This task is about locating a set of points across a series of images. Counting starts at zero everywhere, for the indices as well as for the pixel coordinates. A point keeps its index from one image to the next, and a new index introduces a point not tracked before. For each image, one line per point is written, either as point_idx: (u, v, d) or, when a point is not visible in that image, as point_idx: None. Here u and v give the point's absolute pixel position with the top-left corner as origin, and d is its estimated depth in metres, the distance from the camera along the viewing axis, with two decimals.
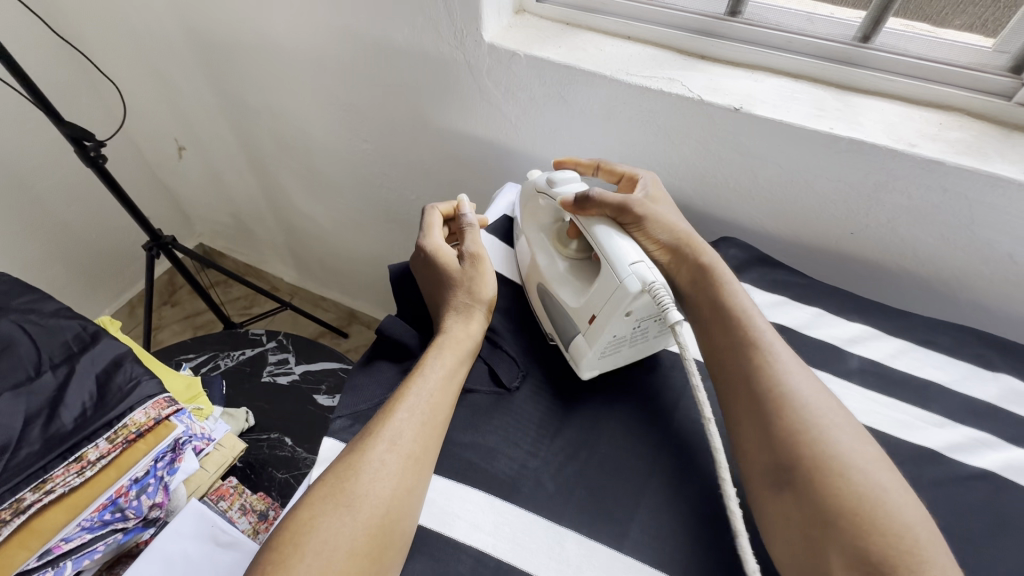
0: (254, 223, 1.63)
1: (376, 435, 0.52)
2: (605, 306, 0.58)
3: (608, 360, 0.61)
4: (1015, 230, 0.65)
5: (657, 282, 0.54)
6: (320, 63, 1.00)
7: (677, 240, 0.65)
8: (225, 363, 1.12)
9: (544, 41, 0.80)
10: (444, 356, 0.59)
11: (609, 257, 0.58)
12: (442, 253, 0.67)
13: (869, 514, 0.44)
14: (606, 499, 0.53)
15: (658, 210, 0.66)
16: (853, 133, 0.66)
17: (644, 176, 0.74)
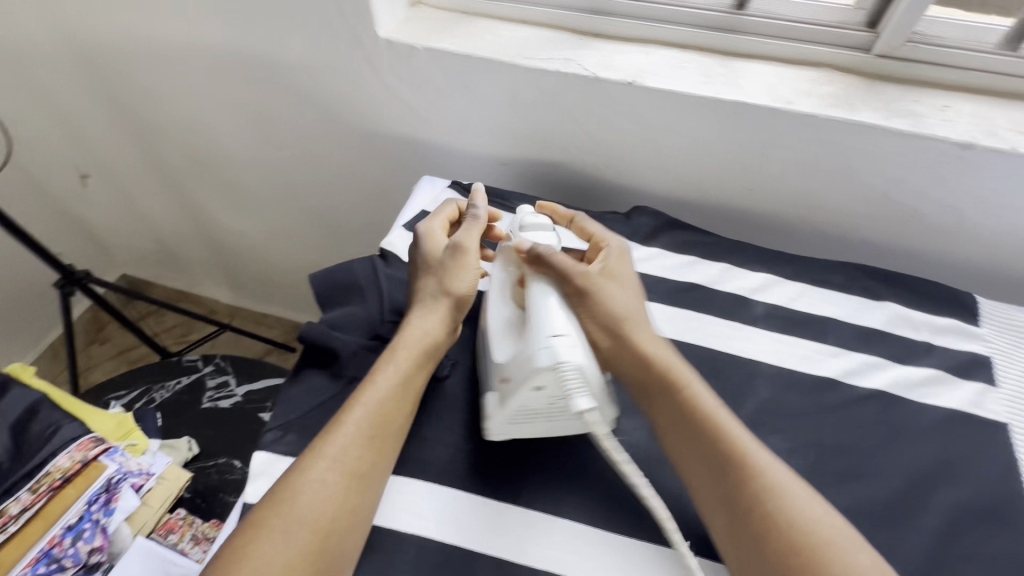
0: (179, 245, 1.50)
1: (318, 451, 0.52)
2: (518, 373, 0.53)
3: (523, 424, 0.55)
4: (886, 171, 0.71)
5: (567, 362, 0.50)
6: (219, 72, 0.96)
7: (617, 325, 0.56)
8: (161, 395, 1.06)
9: (442, 32, 0.80)
10: (394, 365, 0.57)
11: (536, 320, 0.53)
12: (432, 236, 0.64)
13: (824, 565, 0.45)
14: (543, 469, 0.55)
15: (611, 289, 0.58)
16: (738, 96, 0.70)
17: (610, 245, 0.64)
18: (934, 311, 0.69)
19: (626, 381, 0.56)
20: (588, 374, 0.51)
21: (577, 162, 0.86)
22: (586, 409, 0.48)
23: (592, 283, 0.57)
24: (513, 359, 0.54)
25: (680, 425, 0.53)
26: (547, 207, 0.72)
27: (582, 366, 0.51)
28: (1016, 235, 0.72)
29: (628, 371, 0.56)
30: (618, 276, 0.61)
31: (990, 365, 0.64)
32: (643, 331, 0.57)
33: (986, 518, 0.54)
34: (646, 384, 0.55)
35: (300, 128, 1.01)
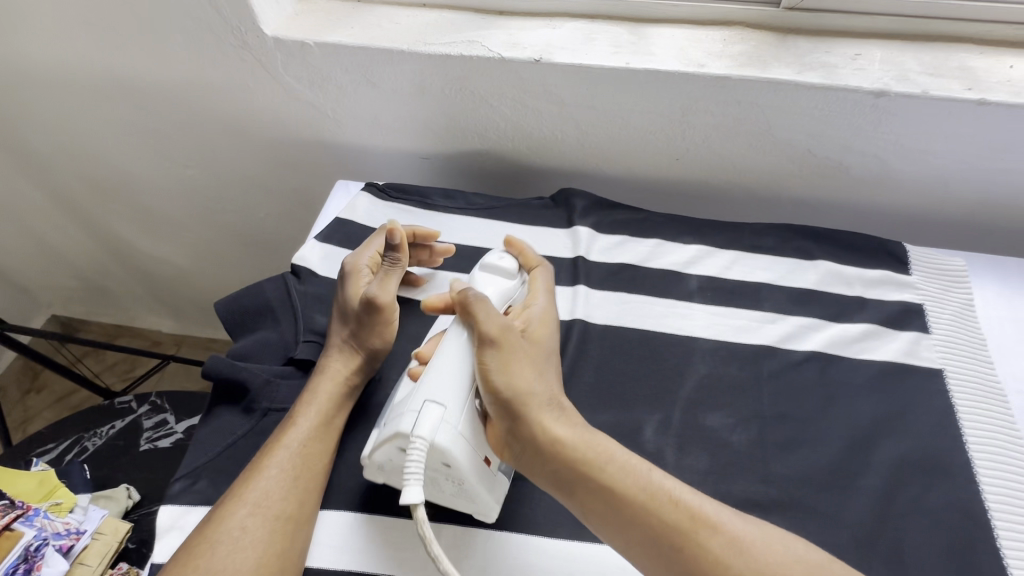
0: (106, 280, 1.37)
1: (239, 497, 0.47)
2: (384, 426, 0.49)
3: (393, 480, 0.50)
4: (806, 127, 0.70)
5: (420, 437, 0.45)
6: (104, 91, 0.88)
7: (517, 401, 0.48)
8: (92, 444, 0.96)
9: (335, 24, 0.75)
10: (320, 398, 0.53)
11: (427, 376, 0.50)
12: (358, 276, 0.60)
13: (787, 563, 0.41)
14: None
15: (523, 353, 0.51)
16: (648, 64, 0.67)
17: (540, 309, 0.58)
18: (865, 264, 0.69)
19: (526, 461, 0.48)
20: (444, 455, 0.46)
21: (498, 149, 0.81)
22: (415, 498, 0.43)
23: (506, 343, 0.51)
24: (392, 409, 0.51)
25: (614, 511, 0.44)
26: (517, 244, 0.63)
27: (438, 447, 0.46)
28: (938, 178, 0.72)
29: (533, 458, 0.48)
30: (539, 341, 0.55)
31: (921, 313, 0.64)
32: (552, 408, 0.48)
33: (927, 469, 0.53)
34: (556, 471, 0.47)
35: (205, 142, 0.94)
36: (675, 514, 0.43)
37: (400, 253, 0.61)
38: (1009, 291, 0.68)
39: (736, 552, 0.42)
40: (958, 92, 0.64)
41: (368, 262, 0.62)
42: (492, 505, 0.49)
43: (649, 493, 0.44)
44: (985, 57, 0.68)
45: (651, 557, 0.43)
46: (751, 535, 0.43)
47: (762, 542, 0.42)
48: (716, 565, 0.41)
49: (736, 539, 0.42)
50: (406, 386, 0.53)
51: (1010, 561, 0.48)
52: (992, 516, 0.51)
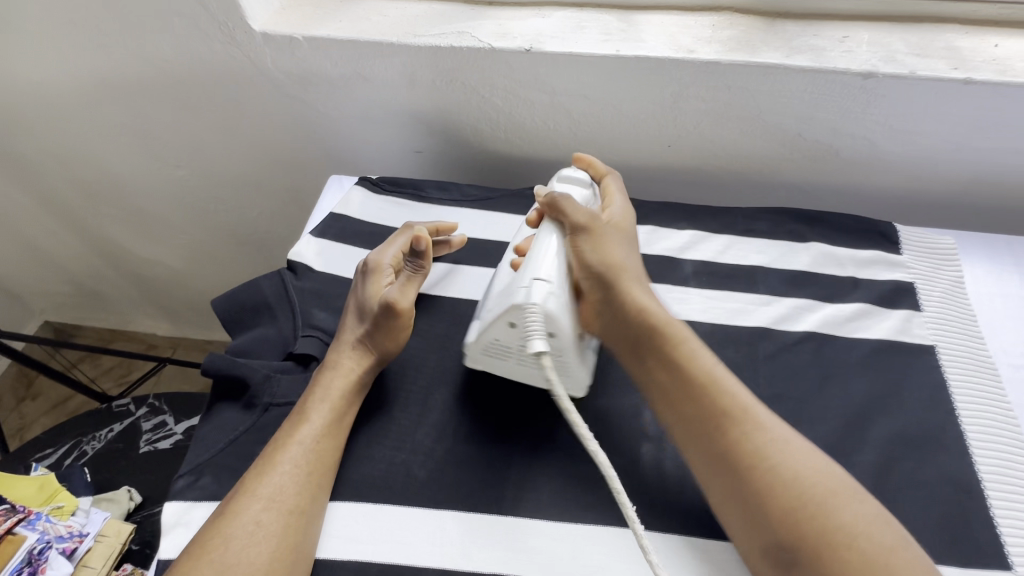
0: (98, 284, 1.36)
1: (251, 493, 0.47)
2: (494, 305, 0.55)
3: (491, 362, 0.56)
4: (796, 111, 0.70)
5: (535, 304, 0.51)
6: (91, 92, 0.87)
7: (608, 273, 0.54)
8: (92, 448, 0.96)
9: (324, 18, 0.75)
10: (331, 394, 0.53)
11: (530, 258, 0.55)
12: (378, 274, 0.60)
13: (823, 495, 0.43)
14: (479, 470, 0.52)
15: (611, 238, 0.57)
16: (639, 51, 0.68)
17: (615, 206, 0.63)
18: (856, 245, 0.70)
19: (609, 332, 0.54)
20: (554, 324, 0.51)
21: (491, 141, 0.81)
22: (538, 349, 0.50)
23: (596, 228, 0.57)
24: (497, 292, 0.56)
25: (681, 388, 0.50)
26: (585, 159, 0.67)
27: (552, 314, 0.51)
28: (928, 158, 0.73)
29: (617, 324, 0.54)
30: (625, 232, 0.60)
31: (912, 291, 0.65)
32: (639, 283, 0.55)
33: (922, 444, 0.54)
34: (638, 337, 0.53)
35: (195, 141, 0.93)
36: (728, 398, 0.48)
37: (424, 261, 0.61)
38: (998, 268, 0.70)
39: (775, 449, 0.46)
40: (946, 71, 0.65)
41: (390, 261, 0.61)
42: (585, 378, 0.55)
43: (709, 377, 0.50)
44: (971, 37, 0.69)
45: (705, 446, 0.48)
46: (783, 440, 0.46)
47: (791, 443, 0.46)
48: (754, 454, 0.46)
49: (777, 441, 0.46)
50: (507, 275, 0.58)
51: (1002, 529, 0.49)
52: (984, 486, 0.52)
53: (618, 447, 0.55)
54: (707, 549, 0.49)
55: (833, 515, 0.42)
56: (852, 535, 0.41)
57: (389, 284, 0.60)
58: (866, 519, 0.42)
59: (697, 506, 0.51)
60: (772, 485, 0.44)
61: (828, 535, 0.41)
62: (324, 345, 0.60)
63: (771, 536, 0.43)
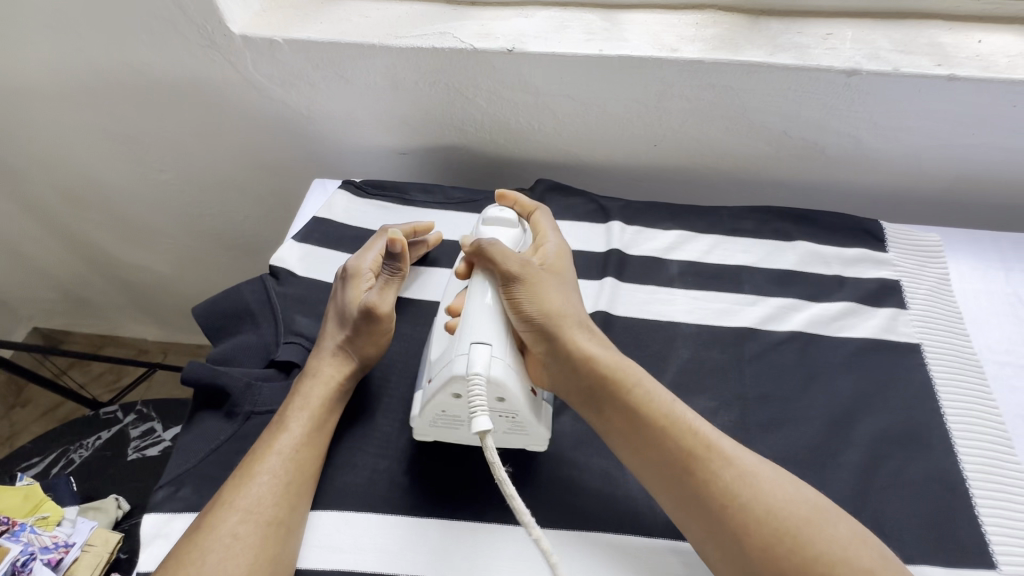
0: (85, 289, 1.34)
1: (229, 505, 0.47)
2: (435, 375, 0.50)
3: (443, 432, 0.52)
4: (781, 109, 0.70)
5: (477, 373, 0.46)
6: (71, 95, 0.86)
7: (551, 322, 0.51)
8: (79, 455, 0.95)
9: (304, 20, 0.74)
10: (310, 403, 0.53)
11: (465, 323, 0.51)
12: (358, 279, 0.60)
13: (799, 524, 0.43)
14: (463, 475, 0.52)
15: (547, 282, 0.54)
16: (622, 51, 0.67)
17: (549, 244, 0.60)
18: (842, 243, 0.69)
19: (565, 386, 0.52)
20: (501, 389, 0.48)
21: (476, 142, 0.81)
22: (483, 427, 0.44)
23: (528, 273, 0.54)
24: (437, 359, 0.52)
25: (637, 431, 0.49)
26: (510, 196, 0.65)
27: (496, 380, 0.47)
28: (913, 155, 0.73)
29: (566, 374, 0.51)
30: (558, 272, 0.58)
31: (898, 289, 0.65)
32: (582, 327, 0.53)
33: (907, 443, 0.54)
34: (591, 387, 0.50)
35: (178, 145, 0.92)
36: (691, 439, 0.48)
37: (402, 265, 0.59)
38: (984, 264, 0.70)
39: (740, 486, 0.45)
40: (930, 68, 0.64)
41: (369, 266, 0.61)
42: (544, 434, 0.52)
43: (668, 418, 0.49)
44: (955, 33, 0.69)
45: (673, 485, 0.47)
46: (751, 471, 0.46)
47: (761, 474, 0.46)
48: (723, 493, 0.45)
49: (744, 474, 0.46)
50: (444, 340, 0.54)
51: (988, 527, 0.49)
52: (970, 485, 0.52)
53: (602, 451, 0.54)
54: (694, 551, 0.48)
55: (811, 545, 0.42)
56: (830, 563, 0.42)
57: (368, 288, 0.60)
58: (841, 541, 0.43)
59: None
60: (744, 523, 0.44)
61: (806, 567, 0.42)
62: (305, 351, 0.59)
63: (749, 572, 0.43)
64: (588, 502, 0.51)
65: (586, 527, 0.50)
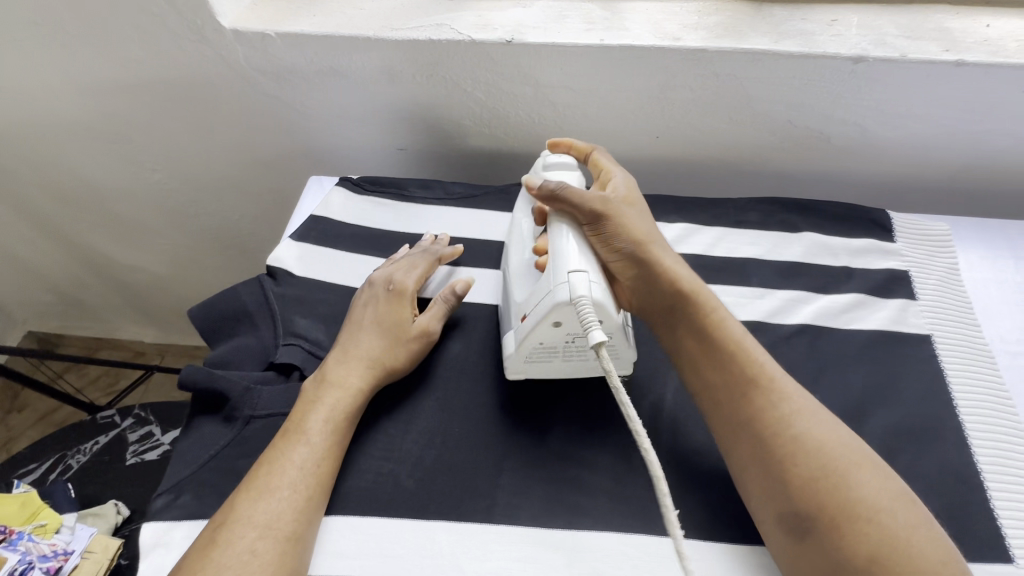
0: (79, 291, 1.32)
1: (243, 520, 0.44)
2: (534, 309, 0.51)
3: (535, 365, 0.54)
4: (785, 98, 0.69)
5: (584, 297, 0.47)
6: (58, 94, 0.84)
7: (640, 249, 0.53)
8: (76, 461, 0.94)
9: (296, 13, 0.72)
10: (330, 413, 0.51)
11: (555, 253, 0.52)
12: (399, 297, 0.59)
13: (847, 467, 0.43)
14: (470, 473, 0.51)
15: (629, 214, 0.55)
16: (623, 40, 0.66)
17: (617, 175, 0.60)
18: (849, 233, 0.68)
19: (645, 305, 0.54)
20: (603, 312, 0.49)
21: (476, 137, 0.79)
22: (599, 340, 0.46)
23: (611, 210, 0.54)
24: (530, 296, 0.53)
25: (707, 353, 0.50)
26: (563, 142, 0.65)
27: (598, 301, 0.48)
28: (919, 144, 0.72)
29: (647, 293, 0.53)
30: (635, 204, 0.57)
31: (907, 279, 0.64)
32: (665, 250, 0.54)
33: (921, 437, 0.53)
34: (671, 304, 0.52)
35: (171, 144, 0.90)
36: (757, 368, 0.48)
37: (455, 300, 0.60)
38: (993, 253, 0.69)
39: (796, 419, 0.45)
40: (937, 54, 0.63)
41: (410, 282, 0.60)
42: (631, 356, 0.54)
43: (738, 344, 0.49)
44: (962, 18, 0.68)
45: (729, 413, 0.48)
46: (808, 410, 0.46)
47: (815, 414, 0.46)
48: (778, 420, 0.45)
49: (800, 411, 0.46)
50: (533, 278, 0.55)
51: (1003, 521, 0.48)
52: (984, 477, 0.51)
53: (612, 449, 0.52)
54: (706, 551, 0.47)
55: (854, 488, 0.42)
56: (874, 508, 0.41)
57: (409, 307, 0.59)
58: (889, 494, 0.42)
59: (695, 508, 0.49)
60: (791, 452, 0.44)
61: (849, 508, 0.41)
62: (306, 353, 0.58)
63: (785, 504, 0.43)
64: (598, 501, 0.49)
65: (595, 528, 0.48)
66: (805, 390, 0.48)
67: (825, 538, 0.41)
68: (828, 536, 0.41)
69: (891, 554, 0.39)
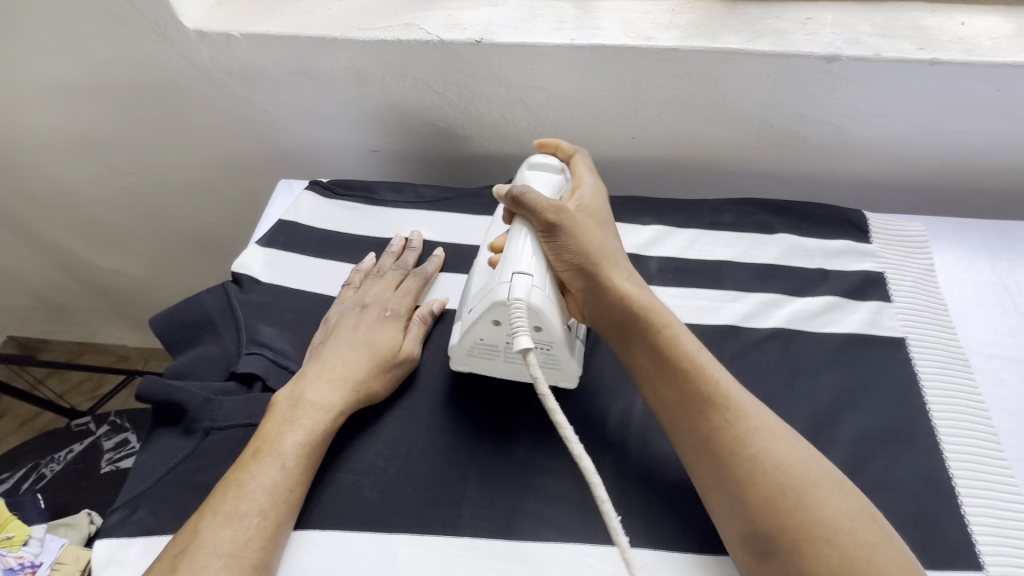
0: (56, 297, 1.26)
1: (205, 550, 0.42)
2: (477, 304, 0.52)
3: (479, 362, 0.54)
4: (760, 97, 0.68)
5: (518, 299, 0.48)
6: (23, 97, 0.81)
7: (589, 263, 0.51)
8: (50, 470, 0.92)
9: (262, 13, 0.71)
10: (301, 433, 0.49)
11: (507, 255, 0.52)
12: (373, 311, 0.58)
13: (806, 486, 0.42)
14: (430, 488, 0.50)
15: (586, 223, 0.53)
16: (594, 40, 0.64)
17: (586, 183, 0.59)
18: (825, 234, 0.68)
19: (595, 318, 0.52)
20: (540, 318, 0.49)
21: (450, 137, 0.78)
22: (524, 346, 0.46)
23: (566, 220, 0.52)
24: (479, 291, 0.53)
25: (661, 370, 0.48)
26: (551, 142, 0.63)
27: (535, 307, 0.49)
28: (896, 143, 0.71)
29: (598, 311, 0.51)
30: (596, 215, 0.56)
31: (882, 281, 0.63)
32: (618, 267, 0.52)
33: (893, 441, 0.52)
34: (620, 320, 0.50)
35: (142, 147, 0.89)
36: (712, 388, 0.46)
37: (428, 321, 0.59)
38: (969, 254, 0.68)
39: (755, 437, 0.44)
40: (911, 52, 0.62)
41: (389, 300, 0.59)
42: (574, 370, 0.53)
43: (696, 361, 0.48)
44: (937, 16, 0.67)
45: (689, 431, 0.46)
46: (766, 429, 0.45)
47: (775, 431, 0.45)
48: (737, 439, 0.44)
49: (757, 429, 0.44)
50: (486, 275, 0.55)
51: (974, 527, 0.48)
52: (956, 483, 0.50)
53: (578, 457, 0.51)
54: (673, 560, 0.46)
55: (814, 506, 0.41)
56: (832, 528, 0.40)
57: (393, 324, 0.57)
58: (847, 513, 0.41)
59: (665, 517, 0.48)
60: (750, 473, 0.43)
61: (808, 529, 0.40)
62: (270, 362, 0.56)
63: (746, 523, 0.42)
64: (562, 510, 0.48)
65: (558, 538, 0.47)
66: (763, 406, 0.47)
67: (786, 560, 0.41)
68: (788, 558, 0.41)
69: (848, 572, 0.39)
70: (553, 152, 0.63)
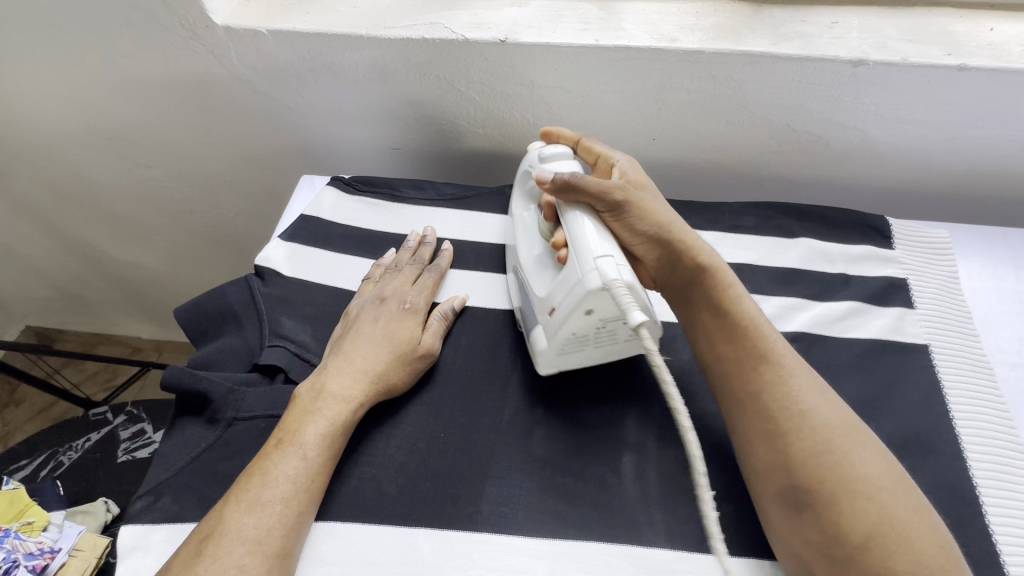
0: (75, 288, 1.27)
1: (228, 535, 0.43)
2: (563, 300, 0.50)
3: (571, 356, 0.53)
4: (783, 100, 0.67)
5: (617, 281, 0.46)
6: (51, 90, 0.83)
7: (662, 230, 0.52)
8: (67, 458, 0.93)
9: (288, 11, 0.72)
10: (324, 423, 0.49)
11: (575, 244, 0.50)
12: (393, 302, 0.59)
13: (847, 444, 0.42)
14: (471, 448, 0.51)
15: (650, 198, 0.54)
16: (619, 41, 0.64)
17: (621, 158, 0.59)
18: (847, 240, 0.67)
19: (669, 280, 0.54)
20: (637, 295, 0.48)
21: (470, 136, 0.78)
22: (639, 321, 0.44)
23: (630, 196, 0.53)
24: (553, 291, 0.52)
25: (721, 325, 0.49)
26: (554, 131, 0.64)
27: (633, 284, 0.47)
28: (921, 149, 0.70)
29: (669, 273, 0.53)
30: (644, 187, 0.57)
31: (905, 288, 0.63)
32: (692, 235, 0.53)
33: (916, 448, 0.52)
34: (693, 279, 0.52)
35: (165, 140, 0.89)
36: (766, 344, 0.47)
37: (449, 317, 0.60)
38: (992, 262, 0.67)
39: (805, 394, 0.45)
40: (939, 58, 0.62)
41: (408, 292, 0.60)
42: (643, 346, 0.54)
43: (754, 320, 0.49)
44: (965, 22, 0.67)
45: (735, 389, 0.47)
46: (817, 389, 0.45)
47: (823, 392, 0.45)
48: (785, 392, 0.45)
49: (805, 386, 0.45)
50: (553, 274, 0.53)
51: (998, 536, 0.47)
52: (980, 491, 0.49)
53: (600, 457, 0.51)
54: (693, 562, 0.46)
55: (857, 465, 0.41)
56: (874, 488, 0.40)
57: (415, 316, 0.58)
58: (888, 475, 0.41)
59: (683, 518, 0.48)
60: (797, 427, 0.43)
61: (848, 484, 0.40)
62: (292, 356, 0.57)
63: (785, 476, 0.42)
64: (582, 509, 0.48)
65: (579, 537, 0.47)
66: (813, 372, 0.47)
67: (823, 513, 0.40)
68: (824, 514, 0.40)
69: (886, 532, 0.39)
70: (557, 140, 0.63)
